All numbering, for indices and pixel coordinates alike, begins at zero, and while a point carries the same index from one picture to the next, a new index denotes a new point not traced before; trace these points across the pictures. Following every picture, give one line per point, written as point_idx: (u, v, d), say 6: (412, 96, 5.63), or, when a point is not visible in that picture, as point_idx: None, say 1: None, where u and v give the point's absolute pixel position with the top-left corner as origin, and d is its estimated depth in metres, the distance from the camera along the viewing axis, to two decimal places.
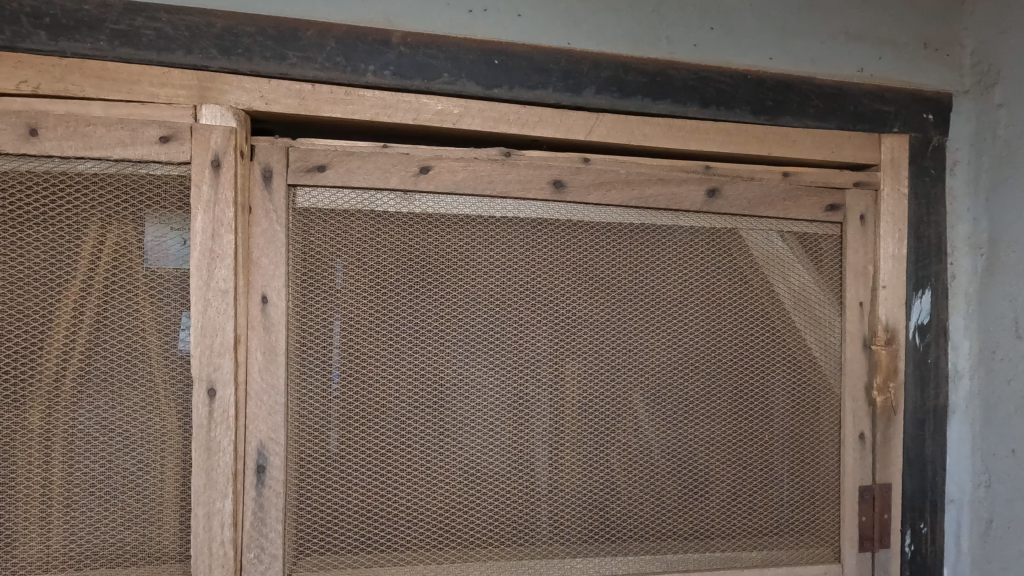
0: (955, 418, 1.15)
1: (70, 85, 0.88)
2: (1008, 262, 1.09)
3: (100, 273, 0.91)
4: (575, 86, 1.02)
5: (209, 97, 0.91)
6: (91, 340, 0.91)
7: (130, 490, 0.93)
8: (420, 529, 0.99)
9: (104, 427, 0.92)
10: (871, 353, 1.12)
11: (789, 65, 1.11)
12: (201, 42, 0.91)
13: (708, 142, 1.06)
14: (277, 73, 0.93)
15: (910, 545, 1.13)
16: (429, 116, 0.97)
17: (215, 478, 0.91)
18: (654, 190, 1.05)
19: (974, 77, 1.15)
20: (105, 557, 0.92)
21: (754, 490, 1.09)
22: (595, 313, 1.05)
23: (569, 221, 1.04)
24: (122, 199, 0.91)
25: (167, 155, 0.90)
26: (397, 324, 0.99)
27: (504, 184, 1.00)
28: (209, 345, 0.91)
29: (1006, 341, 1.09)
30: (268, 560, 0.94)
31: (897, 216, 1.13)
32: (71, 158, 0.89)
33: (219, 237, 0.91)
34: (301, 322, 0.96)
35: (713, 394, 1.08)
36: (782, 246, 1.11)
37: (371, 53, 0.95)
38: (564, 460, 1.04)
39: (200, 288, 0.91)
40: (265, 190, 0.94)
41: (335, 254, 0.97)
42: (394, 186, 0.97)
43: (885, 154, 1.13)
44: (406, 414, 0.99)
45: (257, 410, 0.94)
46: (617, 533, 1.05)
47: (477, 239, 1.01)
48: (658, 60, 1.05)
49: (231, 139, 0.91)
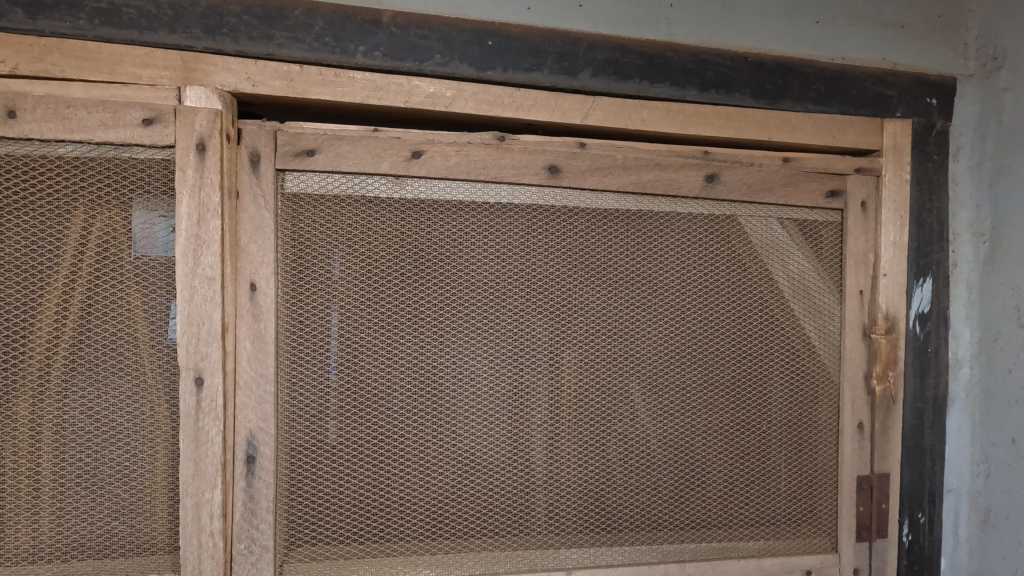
0: (954, 407, 1.14)
1: (50, 65, 0.85)
2: (1010, 250, 1.07)
3: (86, 262, 0.89)
4: (571, 68, 0.99)
5: (194, 78, 0.89)
6: (78, 329, 0.90)
7: (118, 480, 0.91)
8: (414, 520, 0.98)
9: (91, 416, 0.91)
10: (871, 342, 1.11)
11: (790, 47, 1.08)
12: (185, 21, 0.88)
13: (707, 127, 1.04)
14: (263, 54, 0.90)
15: (908, 535, 1.12)
16: (420, 99, 0.95)
17: (204, 469, 0.89)
18: (652, 175, 1.02)
19: (980, 60, 1.13)
20: (93, 548, 0.91)
21: (751, 480, 1.08)
22: (593, 301, 1.03)
23: (565, 207, 1.02)
24: (105, 183, 0.89)
25: (151, 138, 0.88)
26: (392, 312, 0.97)
27: (499, 169, 0.98)
28: (197, 333, 0.89)
29: (1007, 329, 1.08)
30: (259, 551, 0.93)
31: (898, 203, 1.11)
32: (51, 141, 0.86)
33: (205, 223, 0.89)
34: (291, 311, 0.95)
35: (711, 384, 1.07)
36: (782, 233, 1.09)
37: (360, 33, 0.92)
38: (561, 451, 1.03)
39: (187, 275, 0.88)
40: (252, 174, 0.92)
41: (326, 242, 0.95)
42: (385, 171, 0.95)
43: (887, 140, 1.11)
44: (400, 404, 0.98)
45: (247, 399, 0.92)
46: (614, 524, 1.05)
47: (471, 226, 0.99)
48: (656, 42, 1.02)
49: (216, 122, 0.89)
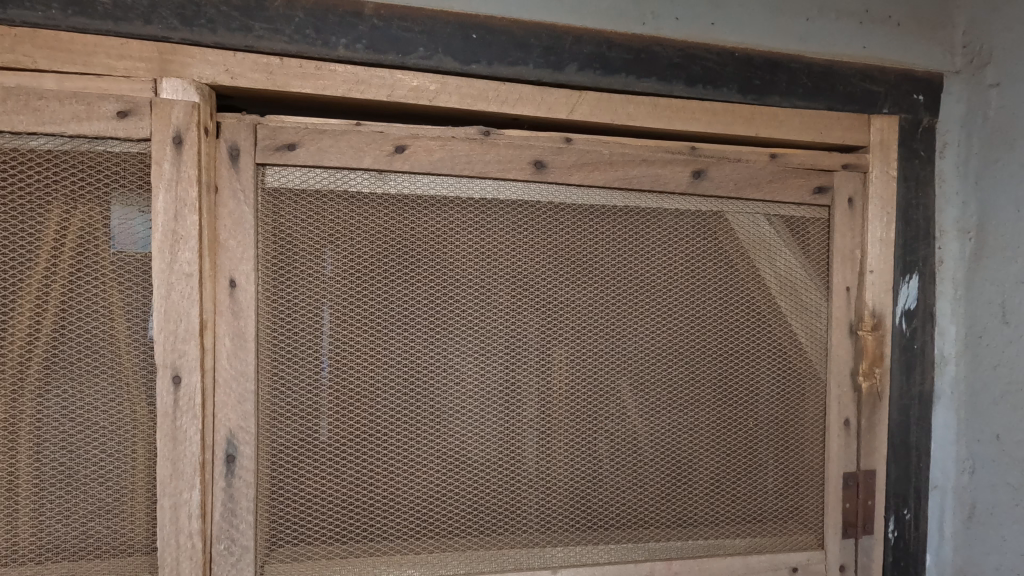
0: (940, 404, 1.14)
1: (21, 56, 0.83)
2: (996, 245, 1.07)
3: (63, 258, 0.87)
4: (557, 62, 0.98)
5: (170, 70, 0.87)
6: (56, 326, 0.88)
7: (95, 480, 0.90)
8: (399, 520, 0.97)
9: (64, 414, 0.89)
10: (857, 338, 1.11)
11: (777, 42, 1.08)
12: (161, 11, 0.86)
13: (694, 122, 1.04)
14: (243, 46, 0.88)
15: (893, 532, 1.12)
16: (404, 92, 0.94)
17: (182, 469, 0.88)
18: (639, 170, 1.01)
19: (967, 57, 1.12)
20: (69, 549, 0.89)
21: (739, 476, 1.08)
22: (581, 297, 1.02)
23: (551, 203, 1.01)
24: (79, 177, 0.87)
25: (125, 131, 0.86)
26: (379, 309, 0.96)
27: (483, 164, 0.97)
28: (173, 330, 0.87)
29: (992, 326, 1.08)
30: (239, 551, 0.91)
31: (885, 199, 1.11)
32: (23, 134, 0.84)
33: (182, 218, 0.87)
34: (272, 307, 0.93)
35: (698, 381, 1.06)
36: (769, 229, 1.08)
37: (342, 25, 0.91)
38: (551, 449, 1.02)
39: (163, 271, 0.87)
40: (231, 169, 0.90)
41: (307, 239, 0.93)
42: (368, 166, 0.93)
43: (874, 136, 1.10)
44: (387, 403, 0.96)
45: (226, 398, 0.91)
46: (600, 521, 1.04)
47: (456, 223, 0.98)
48: (643, 37, 1.01)
49: (193, 115, 0.87)
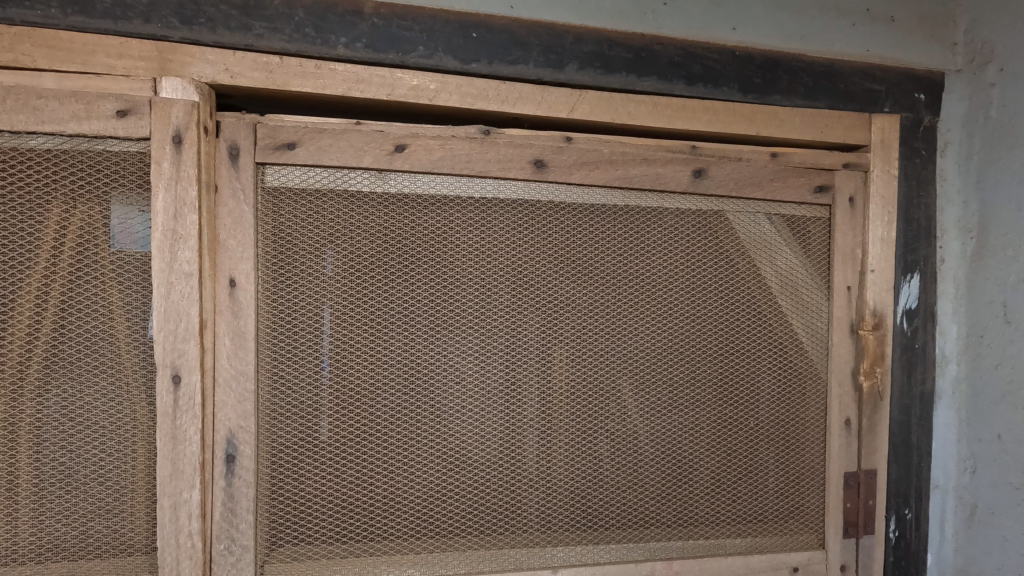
0: (941, 403, 1.14)
1: (20, 55, 0.83)
2: (997, 245, 1.07)
3: (63, 257, 0.87)
4: (557, 61, 0.98)
5: (170, 69, 0.87)
6: (56, 325, 0.88)
7: (95, 479, 0.89)
8: (399, 520, 0.97)
9: (64, 413, 0.88)
10: (859, 338, 1.10)
11: (778, 41, 1.07)
12: (161, 10, 0.86)
13: (695, 121, 1.03)
14: (242, 45, 0.88)
15: (894, 531, 1.12)
16: (404, 91, 0.93)
17: (182, 469, 0.88)
18: (639, 169, 1.01)
19: (968, 55, 1.12)
20: (68, 549, 0.89)
21: (740, 476, 1.08)
22: (582, 296, 1.02)
23: (551, 203, 1.00)
24: (79, 176, 0.87)
25: (125, 130, 0.85)
26: (379, 308, 0.96)
27: (484, 163, 0.96)
28: (173, 330, 0.87)
29: (994, 326, 1.07)
30: (239, 551, 0.91)
31: (886, 198, 1.10)
32: (22, 133, 0.84)
33: (182, 217, 0.87)
34: (271, 307, 0.93)
35: (698, 381, 1.06)
36: (770, 228, 1.08)
37: (342, 24, 0.91)
38: (551, 448, 1.02)
39: (163, 270, 0.87)
40: (231, 168, 0.90)
41: (307, 238, 0.93)
42: (368, 165, 0.93)
43: (876, 135, 1.10)
44: (387, 403, 0.96)
45: (225, 398, 0.90)
46: (600, 521, 1.04)
47: (456, 222, 0.97)
48: (644, 36, 1.01)
49: (193, 114, 0.87)
